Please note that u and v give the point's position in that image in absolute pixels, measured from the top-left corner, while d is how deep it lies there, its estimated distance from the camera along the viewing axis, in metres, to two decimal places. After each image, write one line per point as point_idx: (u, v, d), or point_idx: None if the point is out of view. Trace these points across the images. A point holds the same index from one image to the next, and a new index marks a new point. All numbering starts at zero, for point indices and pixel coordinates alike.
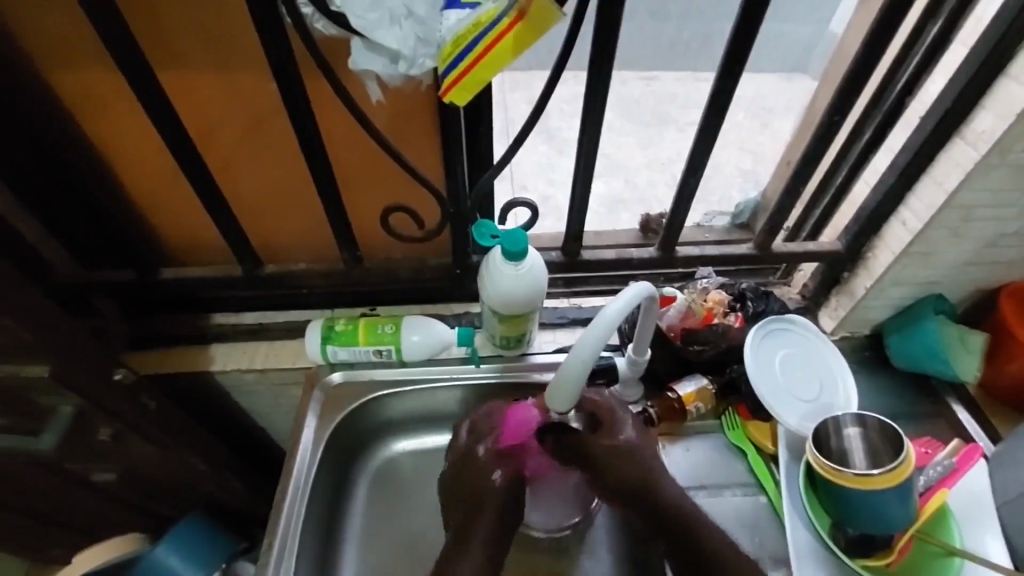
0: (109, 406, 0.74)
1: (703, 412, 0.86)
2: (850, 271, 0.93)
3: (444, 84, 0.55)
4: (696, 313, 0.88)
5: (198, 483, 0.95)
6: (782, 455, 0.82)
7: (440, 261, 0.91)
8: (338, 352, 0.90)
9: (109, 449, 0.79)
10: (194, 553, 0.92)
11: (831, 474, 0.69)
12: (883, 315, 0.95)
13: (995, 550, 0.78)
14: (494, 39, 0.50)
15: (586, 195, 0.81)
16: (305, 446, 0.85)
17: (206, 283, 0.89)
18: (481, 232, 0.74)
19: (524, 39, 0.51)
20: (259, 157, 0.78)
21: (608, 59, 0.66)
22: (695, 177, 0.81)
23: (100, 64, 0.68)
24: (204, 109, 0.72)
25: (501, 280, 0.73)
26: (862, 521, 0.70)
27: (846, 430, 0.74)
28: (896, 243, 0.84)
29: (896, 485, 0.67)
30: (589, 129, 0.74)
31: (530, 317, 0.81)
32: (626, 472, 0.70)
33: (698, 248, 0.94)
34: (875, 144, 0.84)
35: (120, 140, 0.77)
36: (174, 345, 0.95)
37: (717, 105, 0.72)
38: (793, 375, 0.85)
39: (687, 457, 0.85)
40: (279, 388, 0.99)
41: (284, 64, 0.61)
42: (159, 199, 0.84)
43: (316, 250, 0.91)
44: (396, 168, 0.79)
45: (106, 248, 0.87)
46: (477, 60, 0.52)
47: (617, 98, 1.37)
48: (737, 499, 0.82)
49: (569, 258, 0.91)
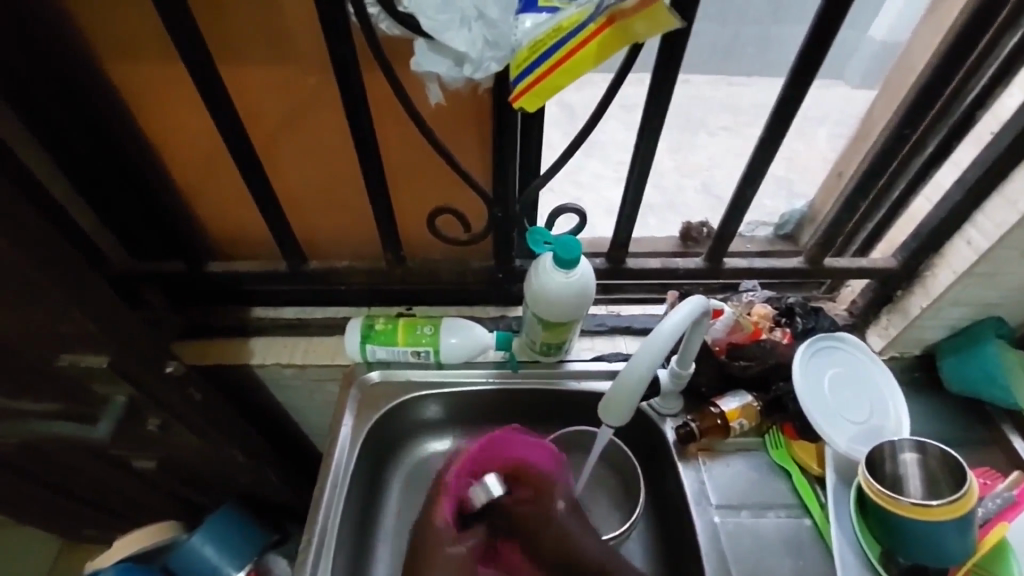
0: (159, 396, 0.75)
1: (746, 428, 0.84)
2: (904, 289, 0.90)
3: (515, 90, 0.55)
4: (743, 328, 0.85)
5: (234, 474, 0.96)
6: (830, 476, 0.80)
7: (483, 264, 0.90)
8: (377, 351, 0.90)
9: (155, 438, 0.80)
10: (229, 543, 0.92)
11: (885, 501, 0.67)
12: (937, 336, 0.92)
13: None
14: (577, 45, 0.50)
15: (637, 202, 0.80)
16: (342, 443, 0.85)
17: (252, 276, 0.90)
18: (536, 238, 0.72)
19: (610, 47, 0.49)
20: (311, 153, 0.78)
21: (673, 66, 0.64)
22: (752, 188, 0.79)
23: (165, 54, 0.68)
24: (261, 104, 0.72)
25: (549, 287, 0.72)
26: (916, 551, 0.68)
27: (903, 455, 0.71)
28: (958, 263, 0.81)
29: (957, 517, 0.65)
30: (647, 137, 0.72)
31: (573, 325, 0.80)
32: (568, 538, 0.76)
33: (746, 260, 0.91)
34: (938, 158, 0.81)
35: (174, 132, 0.77)
36: (217, 337, 0.96)
37: (782, 115, 0.70)
38: (842, 395, 0.82)
39: (728, 473, 0.82)
40: (315, 383, 0.99)
41: (347, 63, 0.61)
42: (209, 192, 0.85)
43: (358, 247, 0.91)
44: (445, 168, 0.79)
45: (156, 239, 0.88)
46: (554, 66, 0.51)
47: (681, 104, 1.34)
48: (780, 519, 0.79)
49: (614, 265, 0.89)
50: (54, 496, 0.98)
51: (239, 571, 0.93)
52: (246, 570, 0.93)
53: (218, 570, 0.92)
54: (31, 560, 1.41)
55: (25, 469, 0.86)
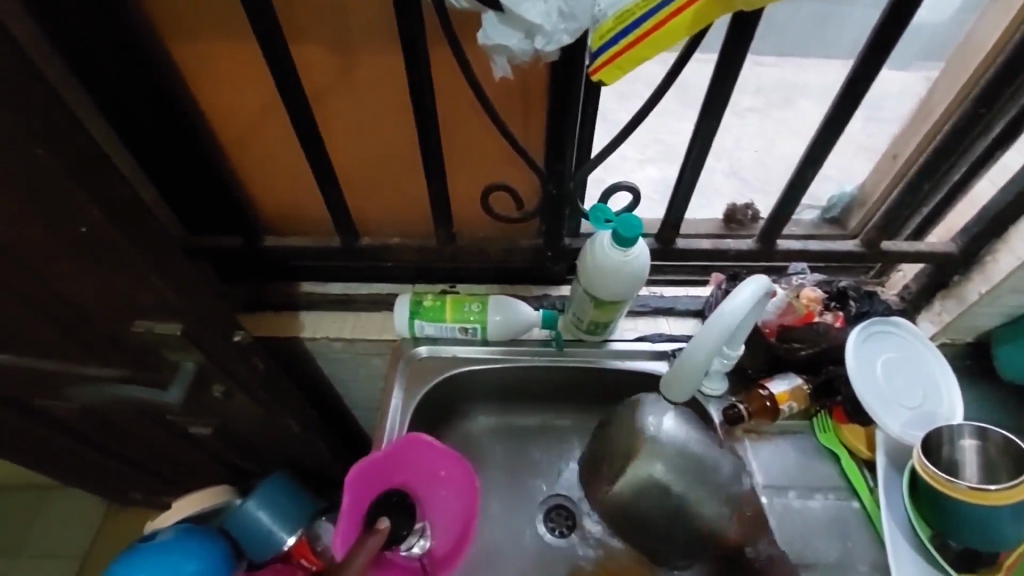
0: (223, 364, 0.77)
1: (794, 412, 0.83)
2: (961, 275, 0.88)
3: (595, 62, 0.55)
4: (795, 310, 0.85)
5: (285, 444, 0.99)
6: (880, 461, 0.79)
7: (532, 242, 0.90)
8: (425, 327, 0.91)
9: (216, 405, 0.82)
10: (281, 508, 0.96)
11: (941, 485, 0.67)
12: (992, 324, 0.90)
13: None
14: (674, 11, 0.49)
15: (693, 182, 0.79)
16: (392, 415, 0.87)
17: (304, 252, 0.92)
18: (596, 216, 0.73)
19: (704, 15, 0.50)
20: (367, 128, 0.79)
21: (741, 42, 0.62)
22: (812, 169, 0.77)
23: (232, 32, 0.69)
24: (324, 80, 0.73)
25: (606, 266, 0.72)
26: (967, 533, 0.68)
27: (961, 441, 0.71)
28: (1022, 248, 0.79)
29: (1016, 503, 0.64)
30: (709, 113, 0.70)
31: (623, 305, 0.80)
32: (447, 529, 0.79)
33: (799, 242, 0.91)
34: (1005, 141, 0.78)
35: (234, 109, 0.78)
36: (270, 310, 0.99)
37: (850, 93, 0.68)
38: (895, 380, 0.81)
39: (775, 455, 0.83)
40: (362, 357, 1.02)
41: (411, 35, 0.61)
42: (265, 169, 0.86)
43: (409, 224, 0.93)
44: (498, 144, 0.79)
45: (213, 214, 0.90)
46: (643, 36, 0.51)
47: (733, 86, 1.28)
48: (829, 502, 0.79)
49: (663, 246, 0.89)
50: (117, 457, 1.03)
51: (291, 536, 0.96)
52: (297, 534, 0.97)
53: (271, 534, 0.95)
54: (83, 520, 1.49)
55: (92, 430, 0.91)
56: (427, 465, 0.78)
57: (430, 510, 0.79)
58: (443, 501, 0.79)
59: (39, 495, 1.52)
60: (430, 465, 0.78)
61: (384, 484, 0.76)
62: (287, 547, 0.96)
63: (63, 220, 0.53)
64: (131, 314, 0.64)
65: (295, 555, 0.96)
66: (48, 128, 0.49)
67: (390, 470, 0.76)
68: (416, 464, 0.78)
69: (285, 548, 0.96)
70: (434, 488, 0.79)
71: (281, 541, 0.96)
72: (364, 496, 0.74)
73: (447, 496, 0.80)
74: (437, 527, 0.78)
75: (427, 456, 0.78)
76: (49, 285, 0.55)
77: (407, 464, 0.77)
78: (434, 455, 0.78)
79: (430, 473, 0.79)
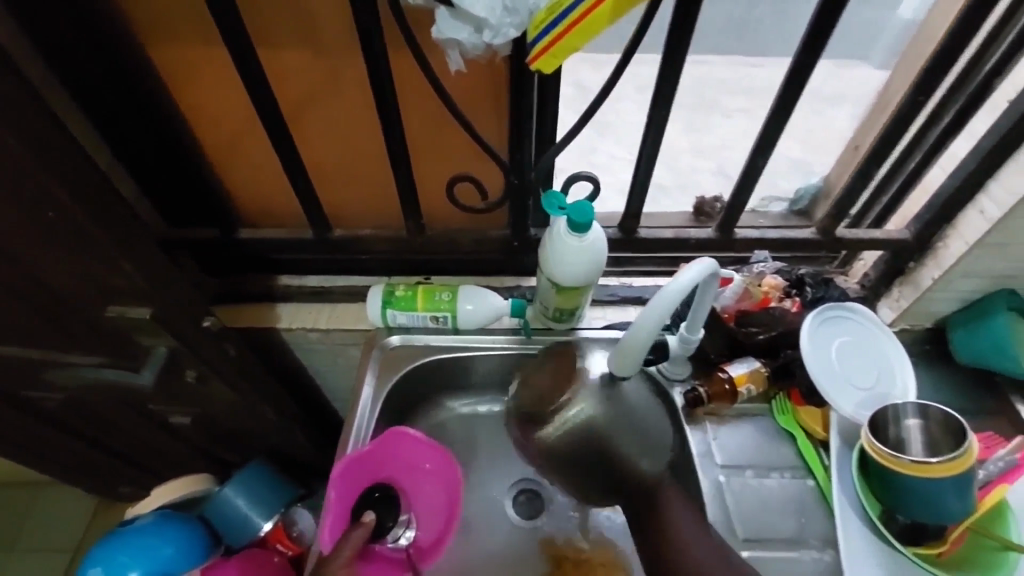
0: (196, 349, 0.79)
1: (753, 394, 0.86)
2: (916, 261, 0.91)
3: (533, 51, 0.58)
4: (752, 296, 0.88)
5: (262, 432, 1.02)
6: (834, 440, 0.82)
7: (500, 232, 0.93)
8: (398, 316, 0.94)
9: (193, 391, 0.85)
10: (260, 496, 0.99)
11: (885, 460, 0.69)
12: (948, 308, 0.92)
13: None
14: (590, 7, 0.51)
15: (650, 172, 0.82)
16: (364, 401, 0.90)
17: (279, 244, 0.94)
18: (550, 203, 0.73)
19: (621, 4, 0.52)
20: (336, 123, 0.82)
21: (685, 33, 0.65)
22: (763, 157, 0.80)
23: (201, 32, 0.72)
24: (292, 77, 0.76)
25: (564, 252, 0.75)
26: (913, 507, 0.70)
27: (906, 420, 0.73)
28: (970, 233, 0.81)
29: (956, 475, 0.66)
30: (659, 103, 0.73)
31: (586, 291, 0.82)
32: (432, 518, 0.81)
33: (758, 231, 0.94)
34: (953, 130, 0.81)
35: (207, 106, 0.81)
36: (249, 302, 1.02)
37: (793, 83, 0.71)
38: (849, 362, 0.84)
39: (734, 437, 0.85)
40: (338, 348, 1.04)
41: (369, 30, 0.64)
42: (240, 164, 0.89)
43: (381, 217, 0.95)
44: (462, 137, 0.81)
45: (191, 209, 0.93)
46: (571, 27, 0.54)
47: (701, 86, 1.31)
48: (784, 480, 0.82)
49: (626, 235, 0.92)
50: (101, 450, 1.05)
51: (268, 522, 0.99)
52: (274, 521, 0.99)
53: (249, 521, 0.98)
54: (72, 518, 1.50)
55: (73, 420, 0.93)
56: (414, 458, 0.80)
57: (414, 501, 0.82)
58: (428, 492, 0.82)
59: (29, 493, 1.54)
60: (415, 459, 0.80)
61: (372, 477, 0.79)
62: (263, 533, 0.98)
63: (39, 206, 0.55)
64: (103, 299, 0.66)
65: (271, 541, 0.99)
66: (23, 119, 0.52)
67: (377, 465, 0.79)
68: (402, 458, 0.80)
69: (261, 533, 0.98)
70: (419, 480, 0.82)
71: (257, 527, 0.98)
72: (351, 489, 0.77)
73: (431, 487, 0.82)
74: (421, 518, 0.81)
75: (410, 450, 0.79)
76: (25, 270, 0.58)
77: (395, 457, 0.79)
78: (418, 449, 0.79)
79: (415, 465, 0.81)
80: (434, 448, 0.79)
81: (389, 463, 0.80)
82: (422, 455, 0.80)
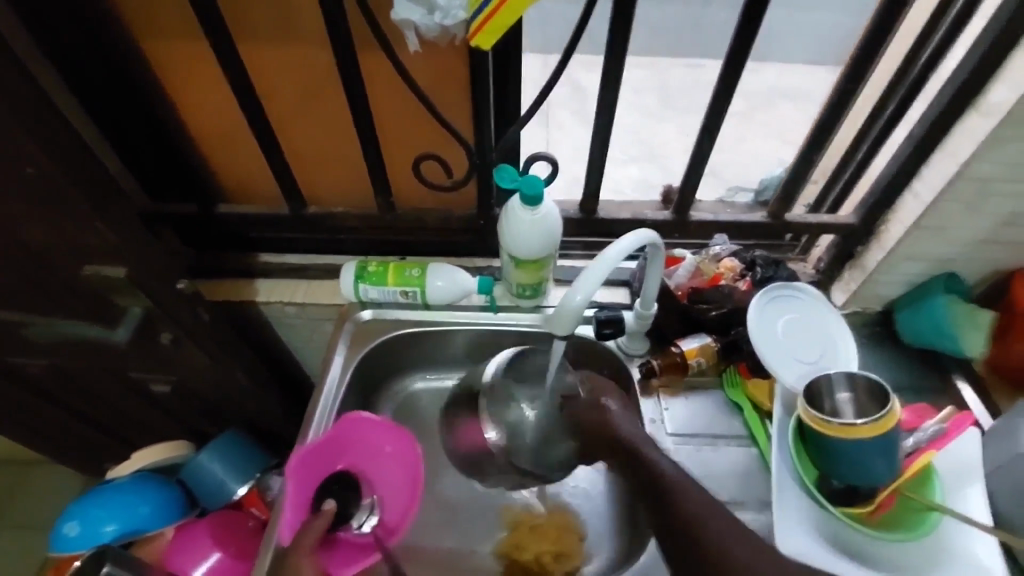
0: (171, 313, 0.84)
1: (704, 367, 0.90)
2: (863, 245, 0.95)
3: (473, 25, 0.61)
4: (704, 274, 0.94)
5: (239, 401, 1.06)
6: (775, 408, 0.85)
7: (465, 212, 0.97)
8: (369, 290, 0.98)
9: (170, 356, 0.89)
10: (234, 462, 1.02)
11: (817, 424, 0.73)
12: (895, 291, 0.96)
13: (976, 505, 0.76)
14: None
15: (604, 154, 0.86)
16: (335, 371, 0.95)
17: (256, 221, 0.99)
18: (503, 177, 0.76)
19: None
20: (311, 104, 0.86)
21: (626, 19, 0.69)
22: (711, 140, 0.83)
23: (177, 16, 0.77)
24: (266, 59, 0.80)
25: (516, 225, 0.79)
26: (843, 470, 0.74)
27: (838, 393, 0.77)
28: (908, 216, 0.86)
29: (878, 437, 0.70)
30: (609, 86, 0.77)
31: (549, 262, 0.87)
32: (395, 504, 0.86)
33: (712, 214, 0.98)
34: (896, 119, 0.85)
35: (187, 86, 0.85)
36: (228, 277, 1.06)
37: (734, 66, 0.74)
38: (795, 338, 0.88)
39: (685, 409, 0.90)
40: (315, 323, 1.09)
41: (333, 14, 0.69)
42: (220, 143, 0.93)
43: (354, 197, 0.99)
44: (427, 119, 0.86)
45: (173, 186, 0.97)
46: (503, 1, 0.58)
47: (674, 81, 1.36)
48: (730, 448, 0.87)
49: (588, 216, 0.96)
50: (83, 420, 1.09)
51: (242, 487, 1.02)
52: (248, 486, 1.02)
53: (223, 485, 1.01)
54: (57, 493, 1.55)
55: (54, 386, 0.97)
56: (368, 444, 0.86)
57: (379, 485, 0.87)
58: (390, 475, 0.87)
59: (20, 471, 1.58)
60: (370, 445, 0.86)
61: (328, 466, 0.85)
62: (238, 497, 1.02)
63: (19, 161, 0.60)
64: (81, 260, 0.71)
65: (246, 506, 1.03)
66: (8, 80, 0.57)
67: (333, 459, 0.85)
68: (359, 444, 0.86)
69: (236, 498, 1.02)
70: (380, 466, 0.88)
71: (231, 492, 1.01)
72: (310, 478, 0.83)
73: (392, 470, 0.87)
74: (386, 501, 0.86)
75: (360, 438, 0.86)
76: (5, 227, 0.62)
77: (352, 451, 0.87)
78: (369, 431, 0.85)
79: (372, 450, 0.87)
80: (387, 429, 0.85)
81: (349, 455, 0.87)
82: (373, 439, 0.86)
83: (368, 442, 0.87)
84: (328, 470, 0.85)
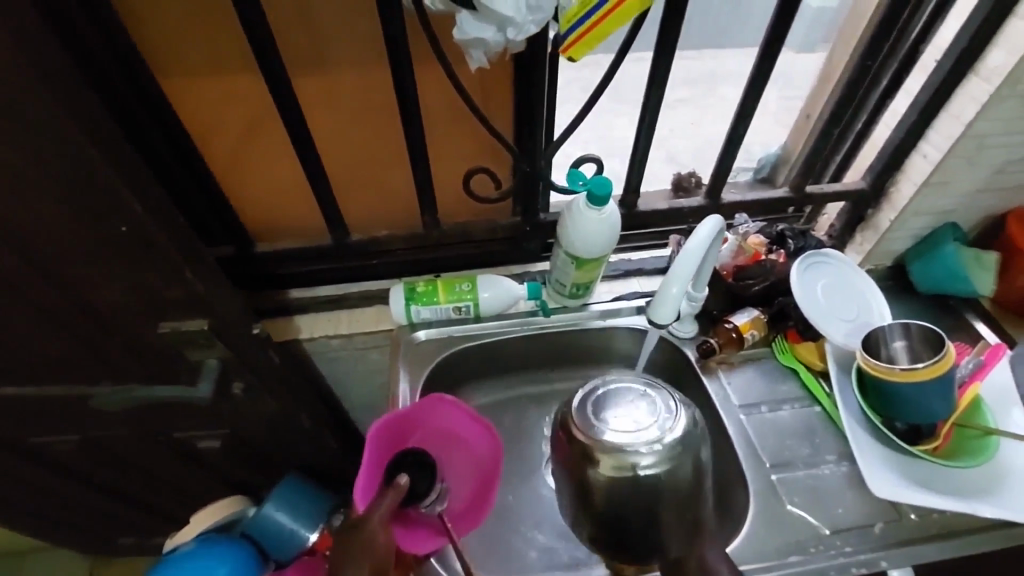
0: (244, 360, 0.81)
1: (756, 339, 0.96)
2: (874, 207, 1.03)
3: (566, 42, 0.66)
4: (745, 252, 0.99)
5: (296, 442, 1.03)
6: (832, 369, 0.92)
7: (510, 220, 0.98)
8: (421, 311, 0.97)
9: (236, 404, 0.86)
10: (300, 508, 0.99)
11: (882, 373, 0.79)
12: (905, 245, 1.06)
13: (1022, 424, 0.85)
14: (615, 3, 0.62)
15: (647, 147, 0.90)
16: (402, 396, 0.93)
17: (297, 257, 0.96)
18: (573, 180, 0.84)
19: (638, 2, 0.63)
20: (352, 130, 0.85)
21: (677, 20, 0.74)
22: (744, 123, 0.90)
23: (213, 54, 0.74)
24: (311, 89, 0.79)
25: (583, 223, 0.82)
26: (909, 411, 0.80)
27: (892, 341, 0.84)
28: (918, 175, 0.94)
29: (939, 377, 0.77)
30: (656, 82, 0.82)
31: (602, 262, 0.90)
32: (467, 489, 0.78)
33: (739, 194, 1.04)
34: (891, 90, 0.93)
35: (214, 125, 0.82)
36: (266, 317, 1.03)
37: (767, 56, 0.81)
38: (834, 299, 0.95)
39: (745, 380, 0.95)
40: (361, 352, 1.07)
41: (395, 39, 0.69)
42: (248, 181, 0.90)
43: (392, 218, 0.98)
44: (471, 131, 0.87)
45: (203, 231, 0.93)
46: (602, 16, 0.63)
47: None
48: (794, 410, 0.92)
49: (628, 210, 1.00)
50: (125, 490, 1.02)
51: (313, 532, 0.98)
52: (319, 530, 0.99)
53: (294, 533, 0.98)
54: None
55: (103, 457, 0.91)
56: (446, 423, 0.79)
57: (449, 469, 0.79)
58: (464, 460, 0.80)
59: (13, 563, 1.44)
60: (445, 425, 0.79)
61: (404, 442, 0.77)
62: (311, 543, 0.99)
63: (110, 220, 0.57)
64: (160, 315, 0.68)
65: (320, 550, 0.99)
66: (102, 138, 0.54)
67: (406, 430, 0.77)
68: (434, 423, 0.79)
69: (309, 543, 0.98)
70: (452, 449, 0.80)
71: (304, 537, 0.98)
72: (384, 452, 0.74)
73: (465, 457, 0.80)
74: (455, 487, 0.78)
75: (436, 416, 0.79)
76: None
77: (425, 426, 0.79)
78: (451, 411, 0.79)
79: (450, 429, 0.80)
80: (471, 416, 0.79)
81: (420, 429, 0.79)
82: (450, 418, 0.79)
83: (448, 419, 0.80)
84: (400, 443, 0.76)
